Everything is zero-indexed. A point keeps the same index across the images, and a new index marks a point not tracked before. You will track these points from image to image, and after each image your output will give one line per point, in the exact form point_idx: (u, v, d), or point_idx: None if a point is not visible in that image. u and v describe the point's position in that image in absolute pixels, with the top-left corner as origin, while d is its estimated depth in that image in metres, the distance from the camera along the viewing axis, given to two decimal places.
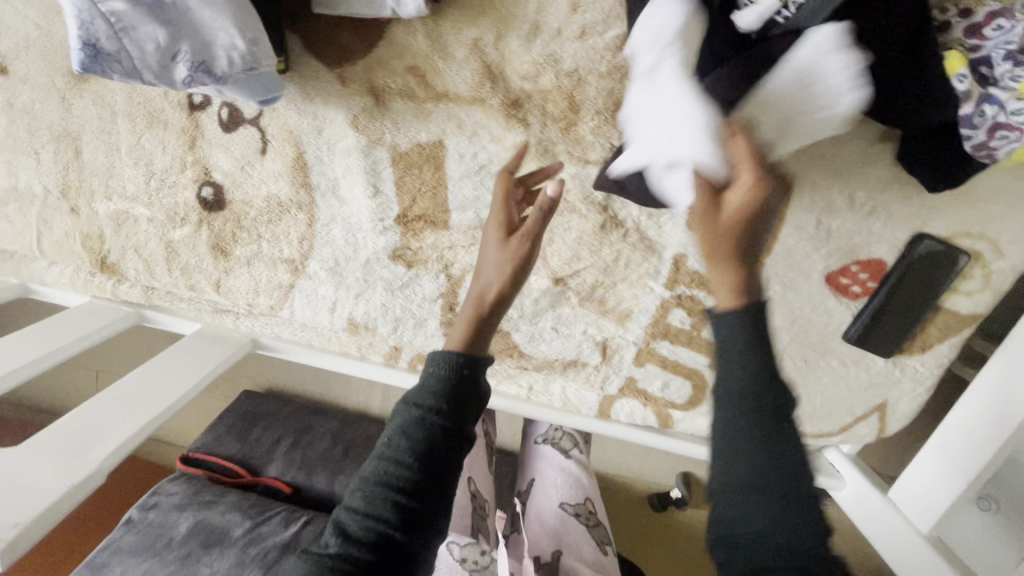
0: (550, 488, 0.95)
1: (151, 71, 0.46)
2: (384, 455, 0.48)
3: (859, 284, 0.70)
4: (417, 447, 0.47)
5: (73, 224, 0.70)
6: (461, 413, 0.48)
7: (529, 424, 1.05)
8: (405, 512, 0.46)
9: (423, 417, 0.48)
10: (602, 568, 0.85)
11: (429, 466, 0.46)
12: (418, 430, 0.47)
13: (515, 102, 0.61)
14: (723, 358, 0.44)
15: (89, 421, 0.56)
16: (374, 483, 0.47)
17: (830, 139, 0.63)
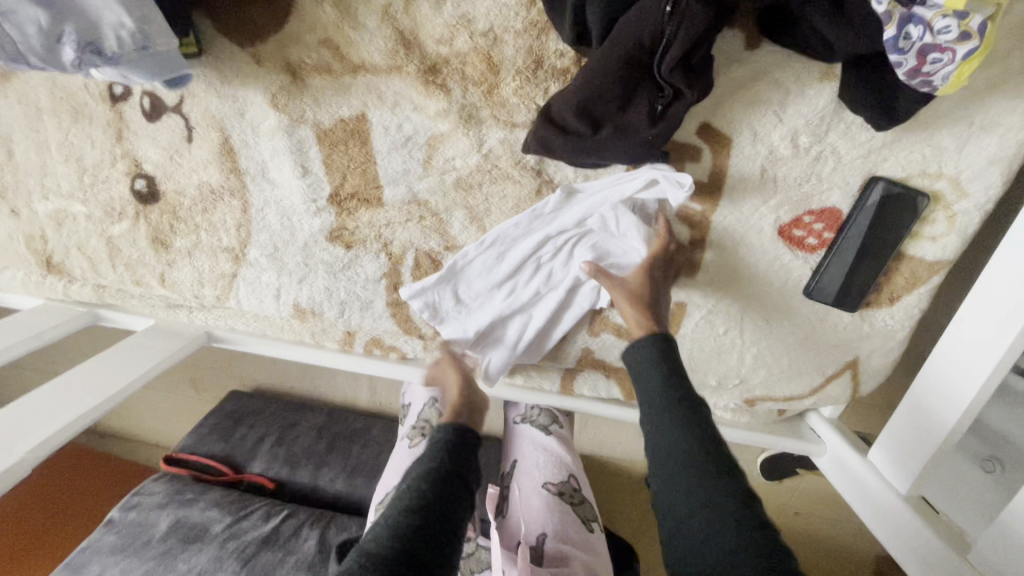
0: (533, 469, 0.91)
1: (37, 54, 0.46)
2: (403, 495, 0.55)
3: (815, 235, 0.67)
4: (437, 481, 0.56)
5: (17, 226, 0.71)
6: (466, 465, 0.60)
7: (507, 406, 1.02)
8: (427, 532, 0.51)
9: (433, 465, 0.58)
10: (589, 548, 0.82)
11: (443, 496, 0.55)
12: (433, 469, 0.57)
13: (432, 68, 0.60)
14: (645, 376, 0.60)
15: (29, 415, 0.56)
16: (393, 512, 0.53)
17: (764, 83, 0.60)
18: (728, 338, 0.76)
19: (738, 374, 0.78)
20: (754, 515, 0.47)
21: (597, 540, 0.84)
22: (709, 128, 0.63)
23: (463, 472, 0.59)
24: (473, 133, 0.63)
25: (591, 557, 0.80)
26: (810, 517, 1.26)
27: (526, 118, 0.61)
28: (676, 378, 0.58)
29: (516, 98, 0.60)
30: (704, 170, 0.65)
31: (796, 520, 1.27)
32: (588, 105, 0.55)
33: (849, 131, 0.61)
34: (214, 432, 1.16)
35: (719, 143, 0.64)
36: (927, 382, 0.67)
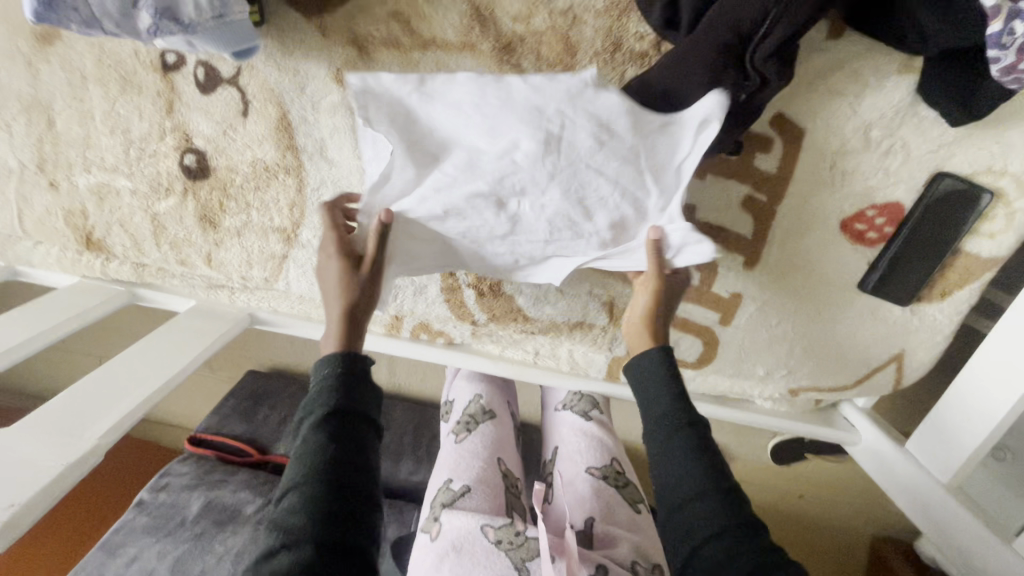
0: (574, 455, 0.90)
1: (112, 20, 0.43)
2: (300, 459, 0.51)
3: (876, 230, 0.67)
4: (330, 436, 0.51)
5: (54, 201, 0.68)
6: (359, 393, 0.55)
7: (548, 392, 1.03)
8: (342, 496, 0.49)
9: (323, 412, 0.53)
10: (637, 529, 0.80)
11: (349, 444, 0.52)
12: (328, 418, 0.52)
13: (507, 46, 0.57)
14: (650, 392, 0.60)
15: (84, 399, 0.53)
16: (298, 479, 0.50)
17: (842, 74, 0.59)
18: (780, 330, 0.76)
19: (786, 365, 0.79)
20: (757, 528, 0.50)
21: (643, 519, 0.83)
22: (783, 118, 0.62)
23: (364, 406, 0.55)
24: None
25: (642, 538, 0.79)
26: (816, 500, 1.27)
27: None
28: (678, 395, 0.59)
29: None
30: (774, 161, 0.64)
31: (802, 502, 1.29)
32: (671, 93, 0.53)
33: (922, 125, 0.60)
34: (235, 413, 1.13)
35: (792, 135, 0.63)
36: (967, 380, 0.68)
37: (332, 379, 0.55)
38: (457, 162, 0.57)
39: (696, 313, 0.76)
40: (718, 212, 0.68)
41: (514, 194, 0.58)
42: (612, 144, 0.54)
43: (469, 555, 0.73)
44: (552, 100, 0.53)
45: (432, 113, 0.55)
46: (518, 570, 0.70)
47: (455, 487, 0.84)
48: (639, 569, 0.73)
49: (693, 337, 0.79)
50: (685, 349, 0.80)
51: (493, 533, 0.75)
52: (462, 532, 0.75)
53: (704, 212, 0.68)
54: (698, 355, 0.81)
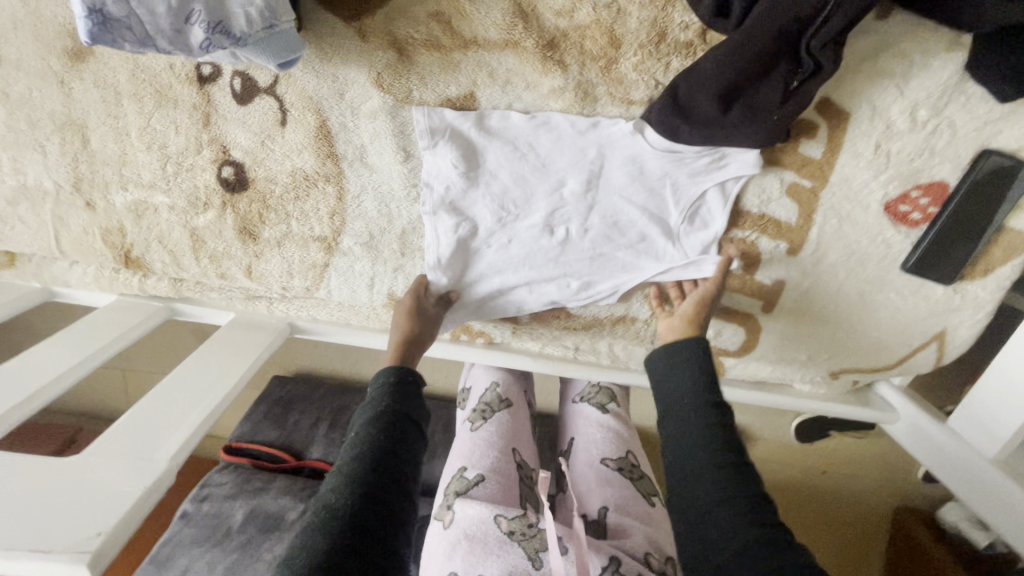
0: (588, 447, 0.79)
1: (165, 36, 0.42)
2: (353, 446, 0.56)
3: (920, 210, 0.67)
4: (383, 427, 0.57)
5: (91, 220, 0.67)
6: (410, 400, 0.62)
7: (566, 384, 0.91)
8: (386, 475, 0.53)
9: (382, 406, 0.60)
10: (652, 523, 0.69)
11: (397, 438, 0.57)
12: (383, 415, 0.58)
13: (550, 43, 0.56)
14: (675, 371, 0.62)
15: (145, 421, 0.53)
16: (347, 463, 0.54)
17: (888, 55, 0.58)
18: (822, 314, 0.76)
19: (827, 348, 0.79)
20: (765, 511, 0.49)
21: (660, 516, 0.71)
22: (828, 103, 0.61)
23: (413, 415, 0.61)
24: (586, 110, 0.60)
25: (655, 531, 0.68)
26: (840, 475, 1.23)
27: (644, 94, 0.59)
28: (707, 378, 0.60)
29: (635, 74, 0.58)
30: (819, 147, 0.64)
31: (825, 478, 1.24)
32: (721, 85, 0.53)
33: (969, 103, 0.59)
34: (267, 420, 1.11)
35: (837, 119, 0.62)
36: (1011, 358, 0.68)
37: (390, 387, 0.62)
38: (513, 193, 0.64)
39: (737, 302, 0.76)
40: (762, 199, 0.68)
41: (563, 220, 0.66)
42: (647, 175, 0.63)
43: (480, 545, 0.61)
44: (594, 140, 0.61)
45: (494, 148, 0.62)
46: (532, 560, 0.59)
47: (469, 476, 0.71)
48: (653, 561, 0.63)
49: (735, 325, 0.79)
50: (727, 337, 0.81)
51: (506, 524, 0.63)
52: (470, 522, 0.63)
53: (749, 201, 0.68)
54: (739, 343, 0.81)
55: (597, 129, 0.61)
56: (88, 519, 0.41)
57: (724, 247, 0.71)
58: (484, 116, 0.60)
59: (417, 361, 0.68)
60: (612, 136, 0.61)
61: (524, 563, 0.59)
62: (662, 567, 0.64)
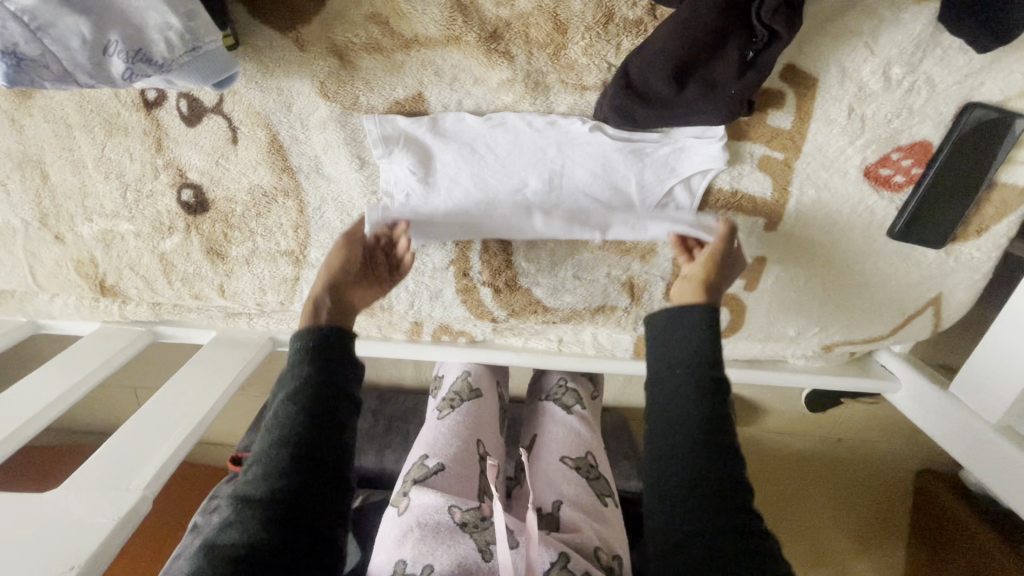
0: (550, 443, 0.77)
1: (85, 71, 0.41)
2: (274, 426, 0.53)
3: (903, 172, 0.63)
4: (302, 406, 0.53)
5: (62, 252, 0.67)
6: (335, 367, 0.56)
7: (537, 380, 0.89)
8: (301, 463, 0.50)
9: (301, 381, 0.54)
10: (605, 521, 0.69)
11: (317, 416, 0.53)
12: (304, 391, 0.54)
13: (493, 34, 0.54)
14: (672, 332, 0.57)
15: (124, 449, 0.54)
16: (268, 447, 0.52)
17: (855, 12, 0.54)
18: (809, 288, 0.73)
19: (817, 322, 0.76)
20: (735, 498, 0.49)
21: (613, 516, 0.71)
22: (795, 69, 0.58)
23: (339, 383, 0.56)
24: (539, 100, 0.58)
25: (606, 529, 0.68)
26: (856, 443, 1.18)
27: (597, 79, 0.57)
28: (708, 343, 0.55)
29: (585, 58, 0.55)
30: (788, 116, 0.61)
31: (841, 447, 1.20)
32: (676, 62, 0.51)
33: (946, 56, 0.56)
34: None
35: (805, 86, 0.59)
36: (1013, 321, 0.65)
37: (314, 354, 0.56)
38: (474, 198, 0.62)
39: None
40: (733, 176, 0.65)
41: (528, 220, 0.64)
42: (613, 169, 0.61)
43: (430, 534, 0.61)
44: (553, 138, 0.60)
45: (449, 151, 0.60)
46: (482, 553, 0.60)
47: (429, 464, 0.70)
48: (602, 556, 0.64)
49: None
50: None
51: (459, 515, 0.63)
52: (425, 510, 0.63)
53: (722, 180, 0.65)
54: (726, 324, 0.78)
55: (559, 126, 0.59)
56: (60, 556, 0.42)
57: None
58: (437, 119, 0.59)
59: (349, 326, 0.61)
60: (573, 131, 0.59)
61: (474, 555, 0.59)
62: (609, 563, 0.63)
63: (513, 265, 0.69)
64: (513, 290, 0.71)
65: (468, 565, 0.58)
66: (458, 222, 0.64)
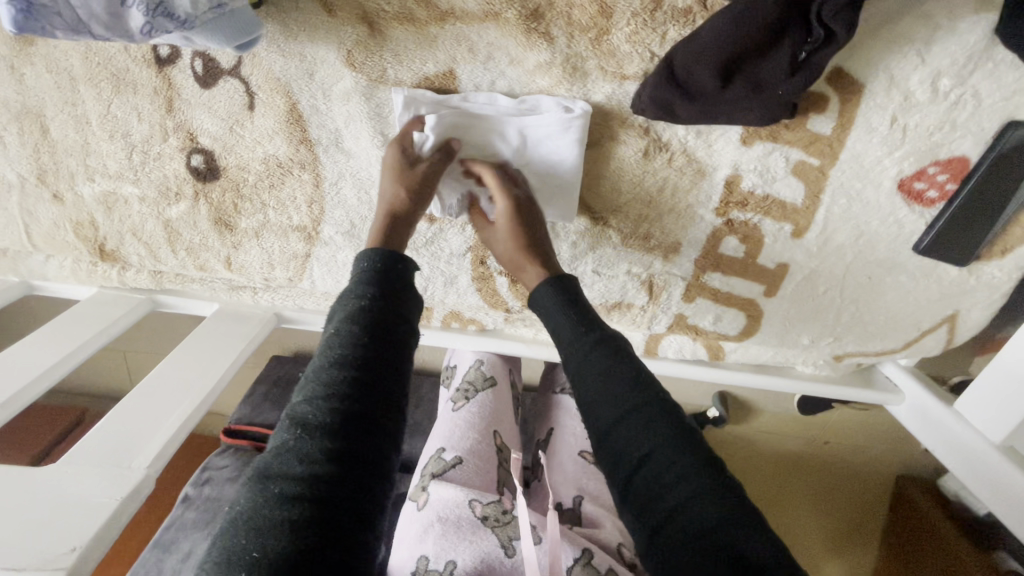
0: (567, 437, 0.76)
1: (100, 21, 0.38)
2: (330, 348, 0.46)
3: (937, 188, 0.62)
4: (363, 325, 0.47)
5: (60, 213, 0.64)
6: (394, 292, 0.50)
7: (550, 370, 0.87)
8: (364, 387, 0.44)
9: (362, 301, 0.48)
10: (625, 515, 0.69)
11: (381, 340, 0.47)
12: (365, 312, 0.47)
13: (535, 12, 0.51)
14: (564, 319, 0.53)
15: (124, 426, 0.52)
16: (321, 370, 0.45)
17: (909, 18, 0.52)
18: (827, 298, 0.72)
19: (833, 333, 0.75)
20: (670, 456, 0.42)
21: None
22: (843, 73, 0.56)
23: (398, 310, 0.49)
24: (577, 86, 0.56)
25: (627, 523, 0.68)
26: (842, 446, 1.19)
27: (638, 68, 0.54)
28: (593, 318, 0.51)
29: (629, 45, 0.53)
30: (829, 122, 0.58)
31: (826, 449, 1.20)
32: (724, 55, 0.48)
33: (996, 70, 0.54)
34: (266, 401, 1.07)
35: (850, 91, 0.56)
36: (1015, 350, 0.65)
37: (375, 276, 0.50)
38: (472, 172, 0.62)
39: (742, 287, 0.71)
40: (766, 179, 0.63)
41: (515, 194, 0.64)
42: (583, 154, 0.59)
43: (451, 530, 0.62)
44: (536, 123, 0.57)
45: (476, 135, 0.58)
46: (505, 548, 0.61)
47: (446, 458, 0.70)
48: (626, 553, 0.64)
49: (736, 311, 0.74)
50: (728, 322, 0.75)
51: (479, 509, 0.64)
52: (445, 505, 0.64)
53: (746, 181, 0.62)
54: (740, 328, 0.76)
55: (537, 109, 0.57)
56: (64, 535, 0.41)
57: (724, 230, 0.66)
58: (467, 100, 0.56)
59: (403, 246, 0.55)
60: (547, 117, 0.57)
61: (497, 552, 0.60)
62: (632, 559, 0.64)
63: None
64: None
65: (491, 561, 0.59)
66: (467, 198, 0.64)
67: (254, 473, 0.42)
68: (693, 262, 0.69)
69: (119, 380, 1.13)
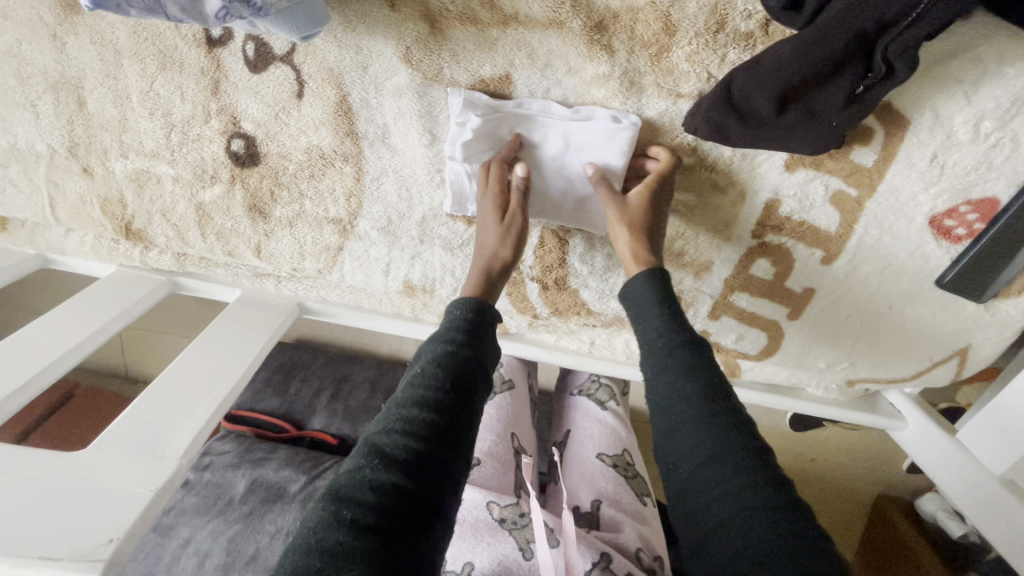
0: (585, 440, 0.77)
1: (177, 3, 0.37)
2: (417, 384, 0.47)
3: (965, 226, 0.62)
4: (449, 369, 0.48)
5: (88, 187, 0.63)
6: (477, 343, 0.51)
7: (565, 376, 0.88)
8: (444, 430, 0.44)
9: (450, 345, 0.50)
10: (643, 519, 0.69)
11: (463, 387, 0.47)
12: (453, 356, 0.48)
13: (599, 24, 0.51)
14: (640, 316, 0.55)
15: (154, 412, 0.52)
16: (405, 404, 0.45)
17: (961, 60, 0.53)
18: (848, 324, 0.73)
19: (849, 358, 0.77)
20: (732, 460, 0.43)
21: (652, 515, 0.71)
22: (890, 108, 0.57)
23: (480, 362, 0.50)
24: (631, 100, 0.56)
25: (645, 527, 0.68)
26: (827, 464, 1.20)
27: (694, 88, 0.54)
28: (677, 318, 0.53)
29: (687, 64, 0.53)
30: (872, 154, 0.59)
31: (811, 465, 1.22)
32: (786, 82, 0.48)
33: None
34: (268, 387, 1.06)
35: (896, 126, 0.57)
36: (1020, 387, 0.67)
37: (462, 321, 0.52)
38: None
39: (766, 308, 0.72)
40: (803, 205, 0.63)
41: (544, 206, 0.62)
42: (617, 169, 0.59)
43: (469, 531, 0.62)
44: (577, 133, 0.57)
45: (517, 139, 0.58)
46: (522, 551, 0.60)
47: (464, 459, 0.70)
48: (644, 558, 0.64)
49: (758, 330, 0.75)
50: (750, 341, 0.77)
51: (497, 511, 0.63)
52: (462, 507, 0.64)
53: (784, 206, 0.63)
54: (760, 347, 0.77)
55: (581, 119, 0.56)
56: (99, 525, 0.42)
57: (757, 252, 0.67)
58: (521, 106, 0.56)
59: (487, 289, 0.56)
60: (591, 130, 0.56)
61: (514, 554, 0.60)
62: (650, 565, 0.63)
63: (566, 264, 0.67)
64: (560, 289, 0.69)
65: (507, 564, 0.59)
66: None
67: (320, 493, 0.42)
68: (723, 281, 0.71)
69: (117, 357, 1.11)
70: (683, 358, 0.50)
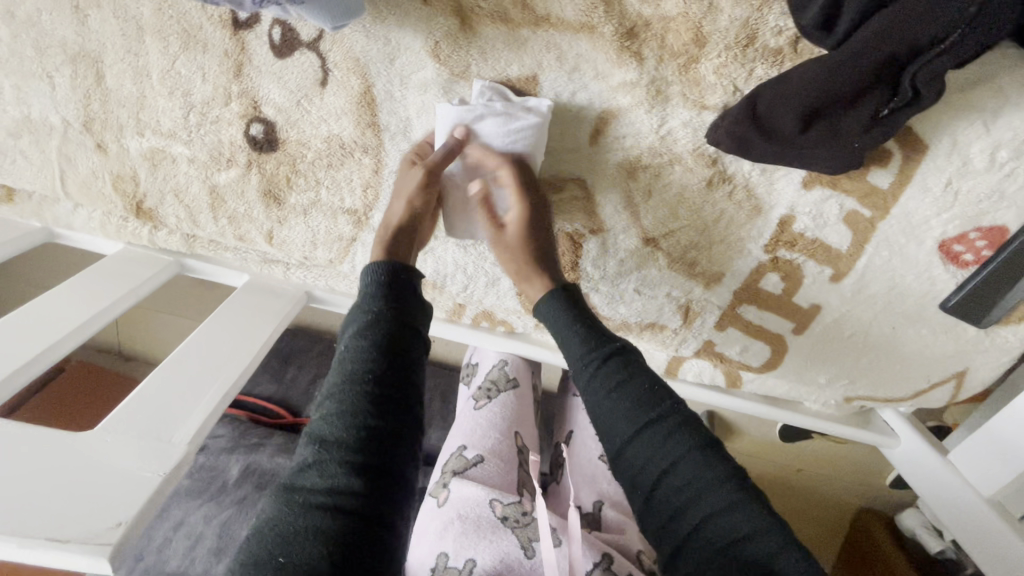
0: (586, 440, 0.78)
1: None
2: (346, 361, 0.46)
3: (974, 252, 0.63)
4: (374, 339, 0.47)
5: (101, 163, 0.62)
6: (407, 307, 0.50)
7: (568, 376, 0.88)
8: (382, 401, 0.44)
9: (375, 315, 0.48)
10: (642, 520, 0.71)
11: (393, 353, 0.47)
12: (377, 327, 0.47)
13: (630, 31, 0.52)
14: (563, 338, 0.54)
15: (161, 397, 0.52)
16: (336, 384, 0.45)
17: (982, 88, 0.54)
18: (851, 341, 0.74)
19: (849, 375, 0.78)
20: (710, 465, 0.45)
21: None
22: (910, 132, 0.57)
23: (410, 323, 0.49)
24: (655, 108, 0.56)
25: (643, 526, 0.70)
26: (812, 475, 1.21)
27: (720, 100, 0.54)
28: (599, 333, 0.53)
29: (715, 76, 0.53)
30: (888, 176, 0.60)
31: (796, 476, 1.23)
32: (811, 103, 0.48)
33: None
34: (265, 371, 1.05)
35: (914, 150, 0.58)
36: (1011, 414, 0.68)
37: (385, 288, 0.50)
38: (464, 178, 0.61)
39: (773, 321, 0.73)
40: (817, 222, 0.64)
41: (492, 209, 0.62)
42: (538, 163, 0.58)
43: (471, 528, 0.62)
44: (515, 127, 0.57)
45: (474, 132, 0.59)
46: (524, 549, 0.61)
47: (468, 456, 0.70)
48: (644, 558, 0.66)
49: (763, 343, 0.76)
50: (753, 353, 0.77)
51: (499, 509, 0.64)
52: (466, 503, 0.64)
53: (799, 222, 0.64)
54: (764, 360, 0.78)
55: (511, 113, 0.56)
56: (107, 509, 0.41)
57: (768, 266, 0.67)
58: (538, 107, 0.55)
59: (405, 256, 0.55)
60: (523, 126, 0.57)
61: (517, 552, 0.61)
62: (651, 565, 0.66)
63: (578, 267, 0.70)
64: None
65: (510, 561, 0.60)
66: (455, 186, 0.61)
67: (280, 486, 0.43)
68: (732, 293, 0.71)
69: (114, 334, 1.10)
70: (615, 368, 0.50)
